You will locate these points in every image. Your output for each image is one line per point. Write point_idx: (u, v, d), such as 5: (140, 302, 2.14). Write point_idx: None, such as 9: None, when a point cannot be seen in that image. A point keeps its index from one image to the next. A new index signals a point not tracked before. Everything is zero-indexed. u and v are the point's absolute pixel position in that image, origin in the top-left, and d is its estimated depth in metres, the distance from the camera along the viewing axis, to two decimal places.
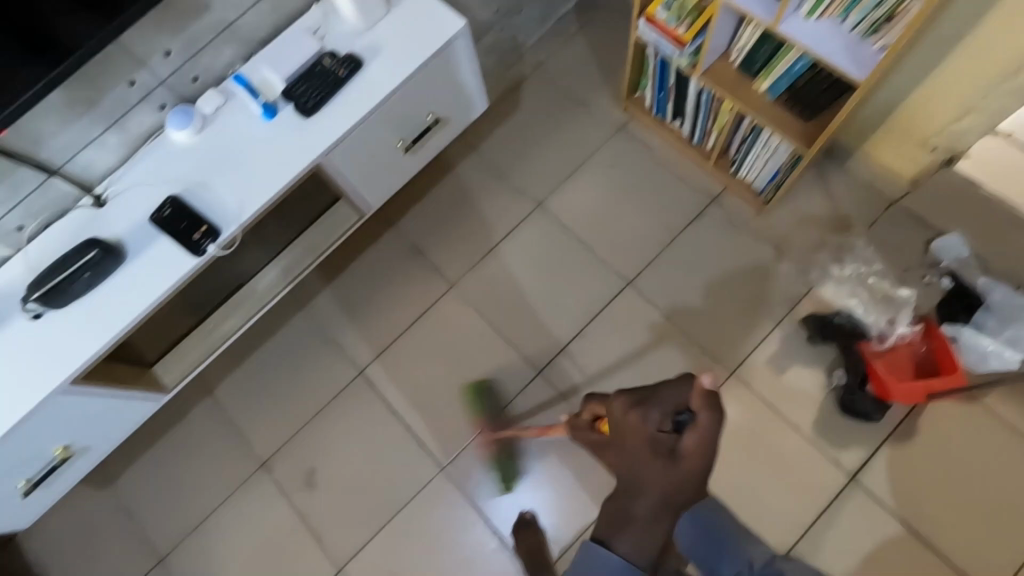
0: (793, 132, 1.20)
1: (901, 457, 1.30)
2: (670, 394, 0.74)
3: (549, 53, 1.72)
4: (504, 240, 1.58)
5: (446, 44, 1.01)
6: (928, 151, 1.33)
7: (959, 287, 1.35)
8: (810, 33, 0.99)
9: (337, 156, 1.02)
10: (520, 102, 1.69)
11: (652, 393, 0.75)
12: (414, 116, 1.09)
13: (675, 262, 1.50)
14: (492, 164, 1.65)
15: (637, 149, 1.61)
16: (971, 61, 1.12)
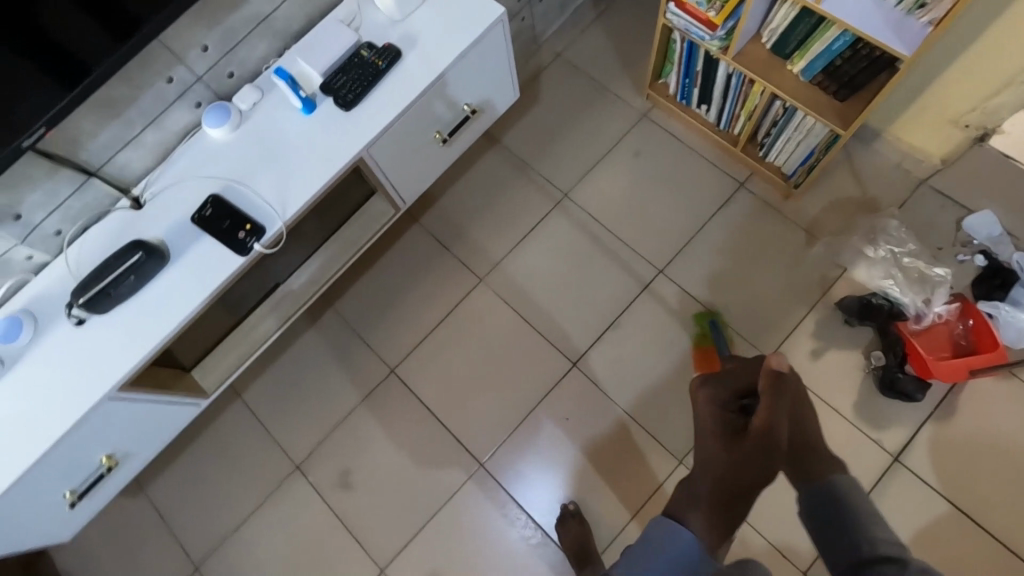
0: (829, 113, 1.19)
1: (944, 436, 1.29)
2: (734, 374, 0.79)
3: (568, 42, 1.71)
4: (532, 232, 1.57)
5: (485, 31, 0.99)
6: (958, 128, 1.32)
7: (993, 265, 1.36)
8: (854, 10, 0.99)
9: (378, 149, 1.01)
10: (541, 92, 1.68)
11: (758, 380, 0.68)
12: (452, 107, 1.07)
13: (705, 249, 1.50)
14: (515, 157, 1.63)
15: (661, 136, 1.60)
16: (1008, 34, 1.11)
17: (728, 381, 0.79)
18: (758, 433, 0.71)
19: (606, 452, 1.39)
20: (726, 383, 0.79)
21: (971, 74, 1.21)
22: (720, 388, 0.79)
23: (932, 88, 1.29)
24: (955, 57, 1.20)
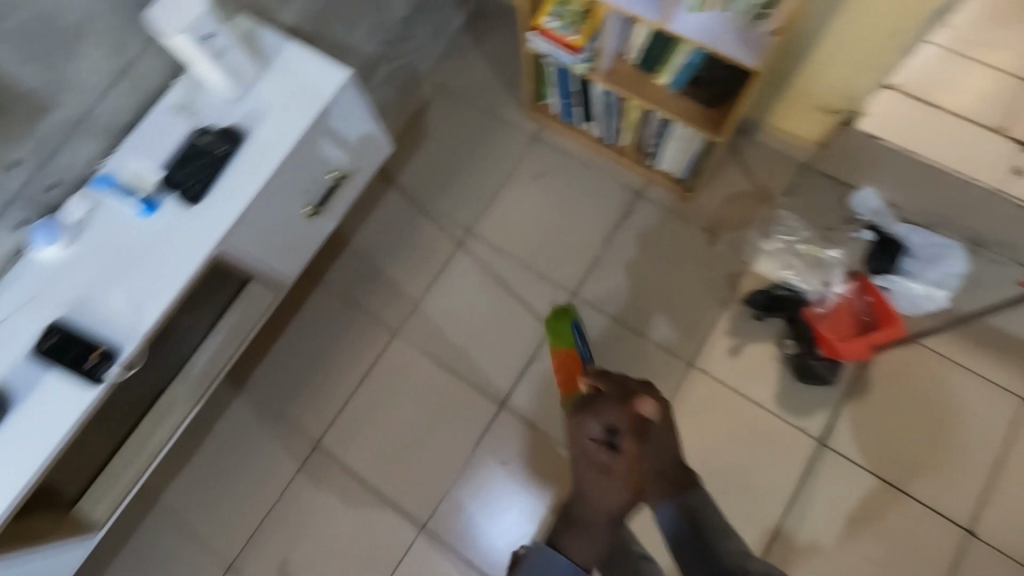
0: (700, 122, 1.20)
1: (861, 413, 1.33)
2: (599, 415, 1.02)
3: (448, 72, 1.66)
4: (441, 274, 1.52)
5: (332, 98, 0.94)
6: (828, 114, 1.36)
7: (881, 238, 1.40)
8: (700, 28, 0.99)
9: (236, 239, 0.93)
10: (428, 127, 1.63)
11: (603, 413, 1.02)
12: (314, 179, 1.02)
13: (615, 264, 1.49)
14: (413, 198, 1.58)
15: (554, 156, 1.59)
16: (854, 25, 1.14)
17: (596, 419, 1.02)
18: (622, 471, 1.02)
19: (548, 490, 1.37)
20: (596, 417, 1.02)
21: (831, 61, 1.24)
22: (588, 419, 1.03)
23: (797, 78, 1.32)
24: (815, 45, 1.22)
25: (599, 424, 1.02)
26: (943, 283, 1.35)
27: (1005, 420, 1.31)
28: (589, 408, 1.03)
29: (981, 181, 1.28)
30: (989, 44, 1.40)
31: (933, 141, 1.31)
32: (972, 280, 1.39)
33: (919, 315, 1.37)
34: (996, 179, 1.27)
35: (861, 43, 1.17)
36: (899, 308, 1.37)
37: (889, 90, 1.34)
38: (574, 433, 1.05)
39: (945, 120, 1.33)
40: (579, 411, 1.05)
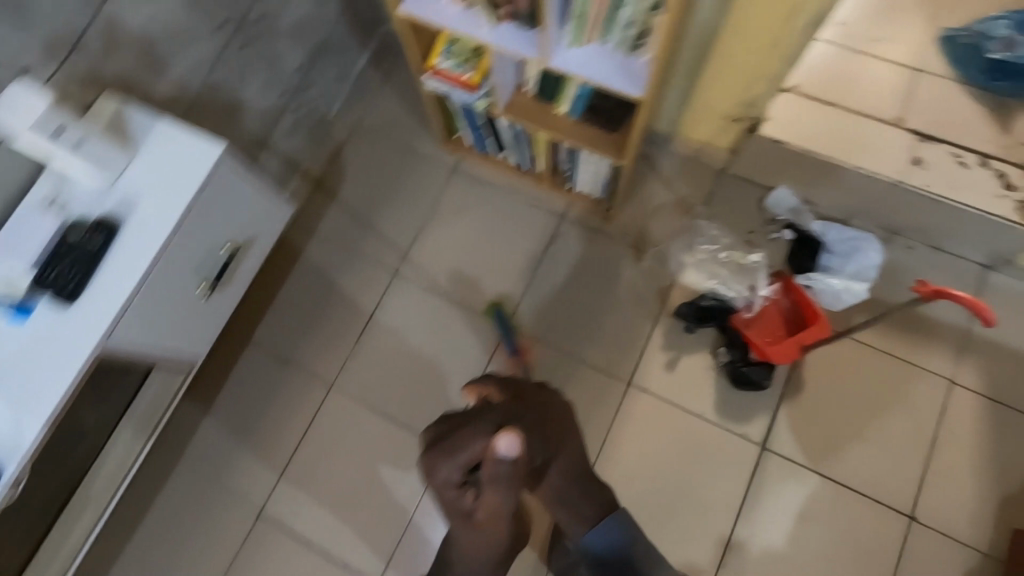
0: (604, 146, 1.19)
1: (798, 413, 1.35)
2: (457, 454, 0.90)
3: (361, 112, 1.64)
4: (372, 320, 1.49)
5: (210, 174, 0.92)
6: (733, 121, 1.37)
7: (799, 236, 1.43)
8: (582, 62, 0.98)
9: (123, 333, 0.89)
10: (345, 171, 1.60)
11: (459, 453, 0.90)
12: (207, 256, 0.98)
13: (545, 291, 1.49)
14: (336, 245, 1.55)
15: (475, 187, 1.57)
16: (740, 38, 1.15)
17: (452, 465, 0.90)
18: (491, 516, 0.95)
19: None
20: (452, 461, 0.90)
21: (725, 73, 1.25)
22: (443, 462, 0.91)
23: (698, 90, 1.33)
24: (707, 58, 1.23)
25: (457, 468, 0.91)
26: (860, 276, 1.37)
27: (934, 403, 1.34)
28: (443, 452, 0.91)
29: (883, 175, 1.30)
30: (878, 38, 1.44)
31: (835, 139, 1.33)
32: (889, 268, 1.42)
33: (842, 309, 1.38)
34: (897, 172, 1.30)
35: (749, 55, 1.19)
36: (822, 305, 1.39)
37: (790, 94, 1.36)
38: (428, 476, 0.94)
39: (846, 118, 1.34)
40: (434, 450, 0.93)
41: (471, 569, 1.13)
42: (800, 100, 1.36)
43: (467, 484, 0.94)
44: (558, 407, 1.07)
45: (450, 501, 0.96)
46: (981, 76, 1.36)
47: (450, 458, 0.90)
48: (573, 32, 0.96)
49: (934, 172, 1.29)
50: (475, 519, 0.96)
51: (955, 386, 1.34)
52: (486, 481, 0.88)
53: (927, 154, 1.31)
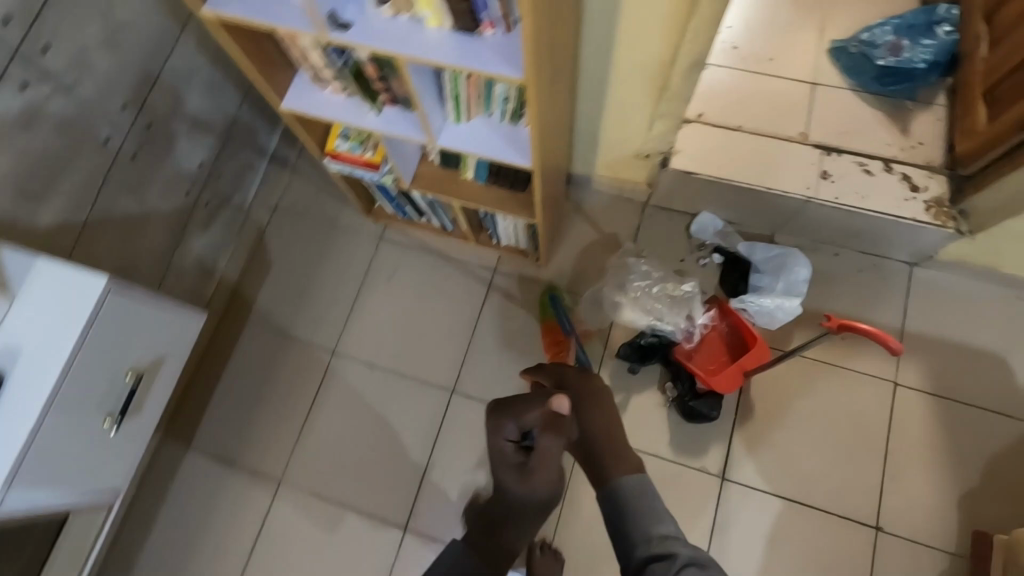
0: (515, 207, 1.18)
1: (753, 438, 1.35)
2: (519, 408, 0.89)
3: (281, 192, 1.62)
4: (315, 404, 1.45)
5: (96, 309, 0.88)
6: (643, 158, 1.38)
7: (728, 259, 1.46)
8: (468, 138, 0.98)
9: (17, 492, 0.84)
10: (271, 253, 1.58)
11: (519, 409, 0.90)
12: (109, 390, 0.94)
13: (487, 348, 1.46)
14: (271, 330, 1.52)
15: (404, 252, 1.55)
16: (628, 84, 1.16)
17: (514, 423, 0.90)
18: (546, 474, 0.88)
19: None
20: (517, 419, 0.89)
21: (623, 116, 1.26)
22: (506, 420, 0.90)
23: (604, 132, 1.34)
24: (604, 104, 1.24)
25: (516, 426, 0.89)
26: (793, 292, 1.37)
27: (882, 406, 1.34)
28: (507, 409, 0.90)
29: (794, 193, 1.31)
30: (771, 57, 1.47)
31: (742, 164, 1.34)
32: (819, 278, 1.44)
33: (780, 328, 1.38)
34: (807, 188, 1.31)
35: (641, 98, 1.20)
36: (758, 325, 1.39)
37: (694, 124, 1.39)
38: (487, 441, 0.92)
39: (751, 142, 1.36)
40: (497, 410, 0.92)
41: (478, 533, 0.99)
42: (705, 129, 1.38)
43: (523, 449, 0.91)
44: (597, 390, 1.04)
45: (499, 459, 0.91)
46: (875, 83, 1.40)
47: (512, 416, 0.90)
48: (461, 113, 0.96)
49: (842, 184, 1.31)
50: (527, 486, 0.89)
51: (900, 386, 1.35)
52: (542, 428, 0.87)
53: (833, 167, 1.33)
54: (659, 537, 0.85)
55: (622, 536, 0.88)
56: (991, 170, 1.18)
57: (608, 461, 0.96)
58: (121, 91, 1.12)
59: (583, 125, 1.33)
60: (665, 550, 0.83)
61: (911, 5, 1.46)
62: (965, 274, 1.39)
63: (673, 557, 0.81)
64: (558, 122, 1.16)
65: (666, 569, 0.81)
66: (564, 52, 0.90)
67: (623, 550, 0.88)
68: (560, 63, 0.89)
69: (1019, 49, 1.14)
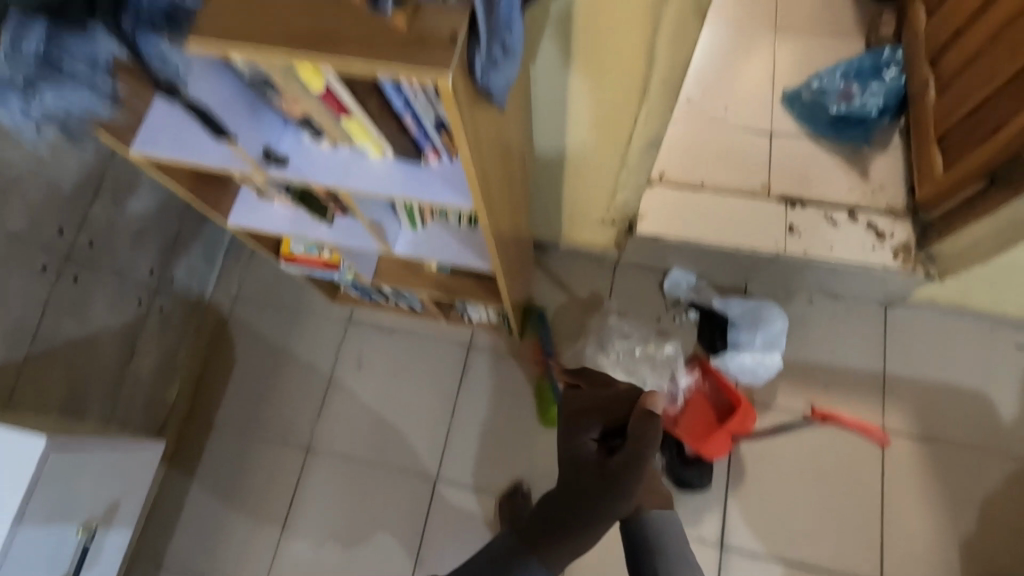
0: (482, 295, 1.14)
1: (747, 500, 1.32)
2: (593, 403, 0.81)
3: (241, 279, 1.54)
4: (292, 507, 1.38)
5: (38, 472, 0.82)
6: (610, 224, 1.36)
7: (703, 314, 1.43)
8: (426, 243, 0.94)
9: None
10: (234, 347, 1.51)
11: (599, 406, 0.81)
12: (56, 555, 0.88)
13: (468, 429, 1.41)
14: (241, 430, 1.45)
15: (375, 334, 1.50)
16: (587, 162, 1.14)
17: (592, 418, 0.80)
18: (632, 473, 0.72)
19: None
20: (596, 413, 0.80)
21: (589, 182, 1.20)
22: (586, 416, 0.80)
23: (567, 203, 1.31)
24: (565, 174, 1.19)
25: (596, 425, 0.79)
26: (773, 344, 1.36)
27: (872, 454, 1.32)
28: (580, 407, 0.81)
29: (763, 249, 1.30)
30: (727, 109, 1.47)
31: (710, 223, 1.33)
32: (796, 326, 1.42)
33: (762, 384, 1.38)
34: (776, 243, 1.30)
35: (604, 167, 1.14)
36: (741, 382, 1.38)
37: (658, 185, 1.37)
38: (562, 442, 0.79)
39: (717, 199, 1.35)
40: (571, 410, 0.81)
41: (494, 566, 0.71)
42: (667, 189, 1.37)
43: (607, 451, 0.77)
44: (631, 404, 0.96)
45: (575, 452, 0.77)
46: (831, 130, 1.40)
47: (590, 408, 0.81)
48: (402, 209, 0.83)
49: (810, 237, 1.30)
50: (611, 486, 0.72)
51: (888, 433, 1.33)
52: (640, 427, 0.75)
53: (798, 220, 1.32)
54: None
55: None
56: (953, 217, 1.18)
57: None
58: (54, 216, 1.06)
59: (544, 193, 1.28)
60: None
61: (858, 48, 1.47)
62: (940, 312, 1.39)
63: None
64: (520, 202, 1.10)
65: None
66: (515, 153, 0.87)
67: None
68: (512, 166, 0.85)
69: (967, 97, 1.14)
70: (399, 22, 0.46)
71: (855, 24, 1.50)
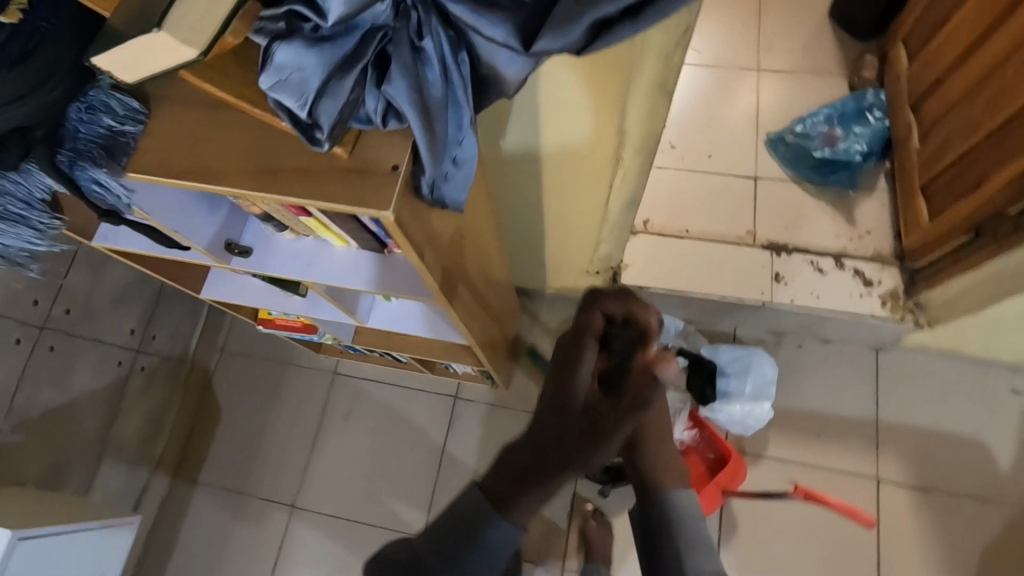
0: (461, 356, 1.12)
1: (740, 555, 1.29)
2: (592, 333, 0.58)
3: (228, 330, 1.53)
4: (278, 568, 1.35)
5: None
6: (595, 274, 1.34)
7: (693, 360, 1.34)
8: (400, 315, 0.93)
9: None
10: (220, 400, 1.49)
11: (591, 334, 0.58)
12: None
13: (456, 484, 1.38)
14: (227, 488, 1.42)
15: (362, 385, 1.48)
16: (567, 219, 1.12)
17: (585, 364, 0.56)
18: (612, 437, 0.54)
19: None
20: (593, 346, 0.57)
21: (571, 200, 1.05)
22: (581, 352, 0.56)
23: (551, 255, 1.29)
24: (544, 191, 1.02)
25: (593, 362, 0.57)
26: (762, 394, 1.33)
27: (868, 505, 1.29)
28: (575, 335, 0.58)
29: (750, 298, 1.28)
30: (712, 153, 1.45)
31: (694, 272, 1.32)
32: (787, 373, 1.40)
33: (753, 434, 1.35)
34: (762, 292, 1.29)
35: (582, 183, 0.99)
36: (731, 433, 1.35)
37: (642, 234, 1.36)
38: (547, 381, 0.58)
39: (700, 248, 1.34)
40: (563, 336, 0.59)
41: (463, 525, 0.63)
42: (652, 238, 1.36)
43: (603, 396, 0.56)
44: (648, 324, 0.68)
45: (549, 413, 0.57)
46: (816, 174, 1.39)
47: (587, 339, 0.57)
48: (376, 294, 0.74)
49: (796, 285, 1.29)
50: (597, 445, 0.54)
51: (883, 483, 1.31)
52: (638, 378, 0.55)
53: (784, 267, 1.31)
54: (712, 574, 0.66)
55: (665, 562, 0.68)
56: (941, 265, 1.16)
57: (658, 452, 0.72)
58: (29, 290, 1.05)
59: (511, 210, 1.11)
60: None
61: (842, 89, 1.46)
62: (933, 357, 1.37)
63: None
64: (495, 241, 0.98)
65: None
66: (484, 225, 0.86)
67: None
68: (477, 242, 0.84)
69: (950, 147, 1.13)
70: (342, 150, 0.45)
71: (839, 63, 1.49)
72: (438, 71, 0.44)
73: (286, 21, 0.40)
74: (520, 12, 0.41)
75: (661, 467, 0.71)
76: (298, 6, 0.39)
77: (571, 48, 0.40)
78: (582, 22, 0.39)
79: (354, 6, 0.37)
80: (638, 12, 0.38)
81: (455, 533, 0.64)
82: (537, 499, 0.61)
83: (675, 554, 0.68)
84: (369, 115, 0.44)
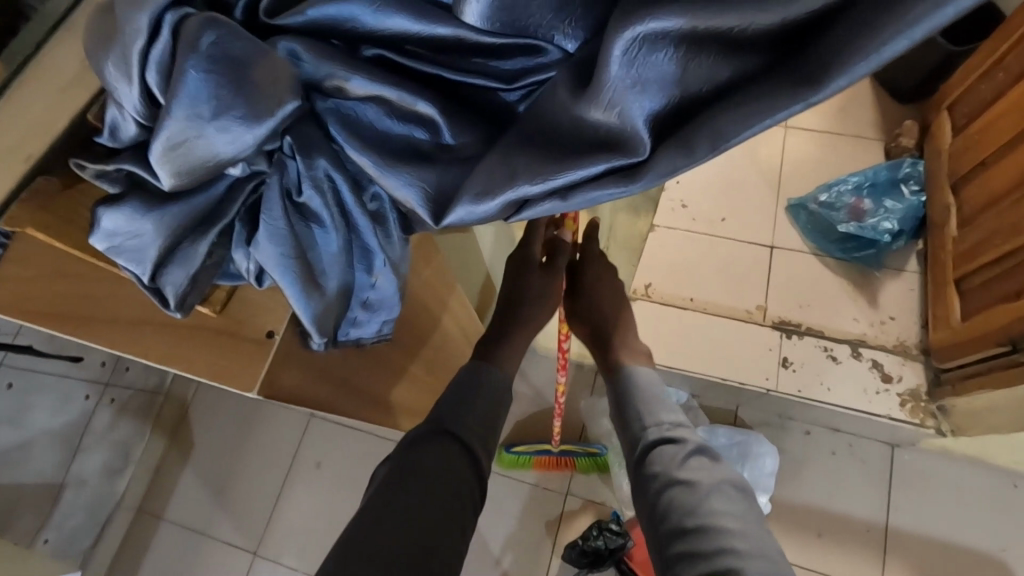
0: None
1: None
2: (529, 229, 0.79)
3: None
4: None
5: None
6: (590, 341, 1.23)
7: None
8: None
9: None
10: (194, 433, 1.45)
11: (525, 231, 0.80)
12: None
13: None
14: (191, 527, 1.38)
15: (338, 430, 1.41)
16: None
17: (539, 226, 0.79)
18: (552, 286, 0.77)
19: None
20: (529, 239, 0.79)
21: None
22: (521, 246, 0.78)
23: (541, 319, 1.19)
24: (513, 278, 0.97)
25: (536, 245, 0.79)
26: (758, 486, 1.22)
27: None
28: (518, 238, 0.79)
29: (752, 383, 1.19)
30: (725, 216, 1.33)
31: (695, 348, 1.22)
32: (790, 461, 1.28)
33: None
34: (767, 378, 1.18)
35: None
36: None
37: (642, 300, 1.26)
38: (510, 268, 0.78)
39: (704, 322, 1.23)
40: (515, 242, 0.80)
41: (453, 405, 0.63)
42: (652, 305, 1.26)
43: (547, 263, 0.78)
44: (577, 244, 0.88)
45: (526, 268, 0.77)
46: (839, 248, 1.26)
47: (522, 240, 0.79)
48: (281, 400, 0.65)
49: (804, 373, 1.18)
50: (545, 295, 0.77)
51: None
52: (560, 248, 0.78)
53: (793, 351, 1.20)
54: (671, 422, 0.68)
55: (625, 420, 0.70)
56: (971, 372, 1.04)
57: (612, 331, 0.78)
58: None
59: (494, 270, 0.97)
60: (678, 433, 0.66)
61: (876, 156, 1.34)
62: (956, 460, 1.24)
63: (684, 443, 0.65)
64: (450, 333, 0.89)
65: (679, 451, 0.64)
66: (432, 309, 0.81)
67: (628, 439, 0.69)
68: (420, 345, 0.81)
69: (990, 241, 1.01)
70: (209, 309, 0.60)
71: (876, 127, 1.36)
72: (330, 228, 0.50)
73: (122, 172, 0.48)
74: (429, 179, 0.46)
75: (614, 343, 0.77)
76: (130, 169, 0.46)
77: (494, 218, 0.44)
78: (498, 200, 0.43)
79: (176, 177, 0.44)
80: (561, 193, 0.43)
81: (462, 386, 0.66)
82: (525, 342, 0.75)
83: (636, 413, 0.69)
84: (243, 272, 0.52)
